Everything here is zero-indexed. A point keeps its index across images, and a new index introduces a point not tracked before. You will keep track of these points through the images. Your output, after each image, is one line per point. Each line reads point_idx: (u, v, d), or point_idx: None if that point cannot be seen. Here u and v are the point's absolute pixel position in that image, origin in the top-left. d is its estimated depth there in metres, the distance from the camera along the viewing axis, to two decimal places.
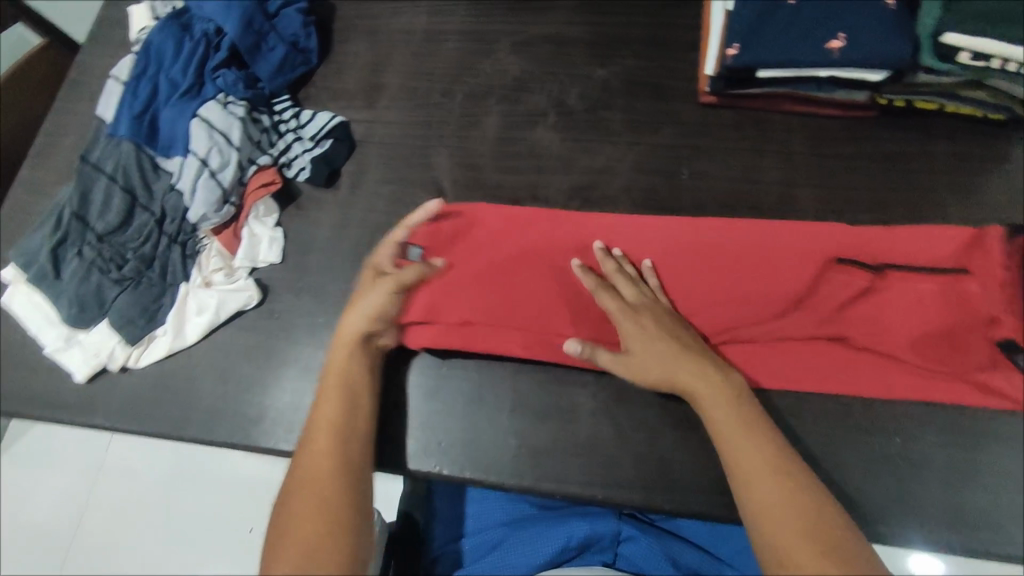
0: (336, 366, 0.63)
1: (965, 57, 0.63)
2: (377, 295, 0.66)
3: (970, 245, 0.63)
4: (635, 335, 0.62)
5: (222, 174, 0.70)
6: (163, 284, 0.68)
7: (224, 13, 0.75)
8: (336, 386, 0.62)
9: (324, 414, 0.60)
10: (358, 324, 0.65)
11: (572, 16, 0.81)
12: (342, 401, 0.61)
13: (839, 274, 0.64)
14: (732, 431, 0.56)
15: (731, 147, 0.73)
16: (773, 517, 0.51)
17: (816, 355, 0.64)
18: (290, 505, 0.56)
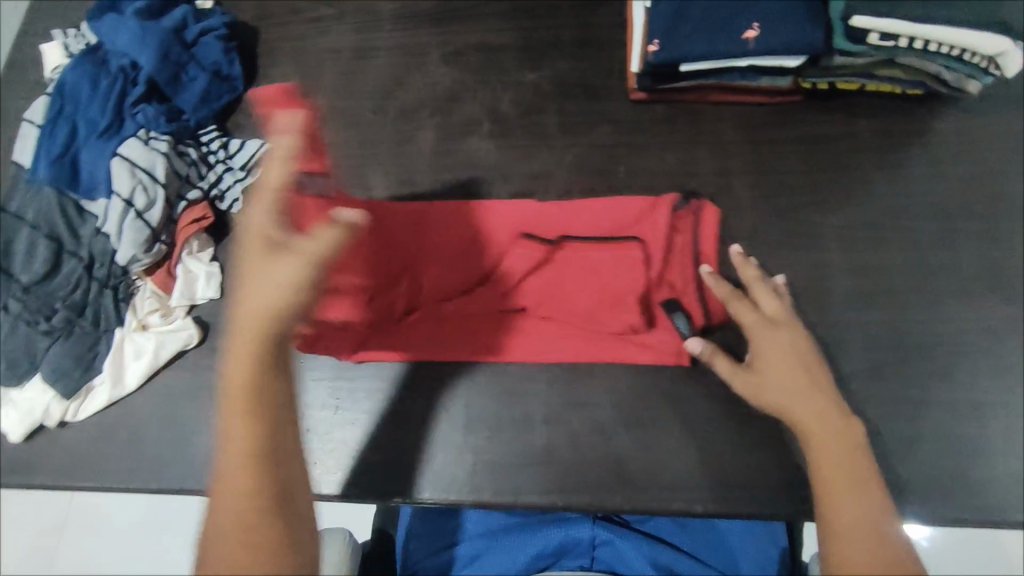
0: (239, 349, 0.53)
1: (875, 39, 0.62)
2: (280, 266, 0.52)
3: (645, 212, 0.68)
4: (770, 342, 0.60)
5: (150, 214, 0.66)
6: (96, 332, 0.67)
7: (138, 44, 0.71)
8: (245, 402, 0.53)
9: (247, 445, 0.52)
10: (257, 299, 0.52)
11: (499, 23, 0.79)
12: (249, 389, 0.53)
13: (522, 248, 0.67)
14: (842, 463, 0.54)
15: (664, 141, 0.72)
16: (845, 525, 0.52)
17: (495, 326, 0.67)
18: (212, 540, 0.51)
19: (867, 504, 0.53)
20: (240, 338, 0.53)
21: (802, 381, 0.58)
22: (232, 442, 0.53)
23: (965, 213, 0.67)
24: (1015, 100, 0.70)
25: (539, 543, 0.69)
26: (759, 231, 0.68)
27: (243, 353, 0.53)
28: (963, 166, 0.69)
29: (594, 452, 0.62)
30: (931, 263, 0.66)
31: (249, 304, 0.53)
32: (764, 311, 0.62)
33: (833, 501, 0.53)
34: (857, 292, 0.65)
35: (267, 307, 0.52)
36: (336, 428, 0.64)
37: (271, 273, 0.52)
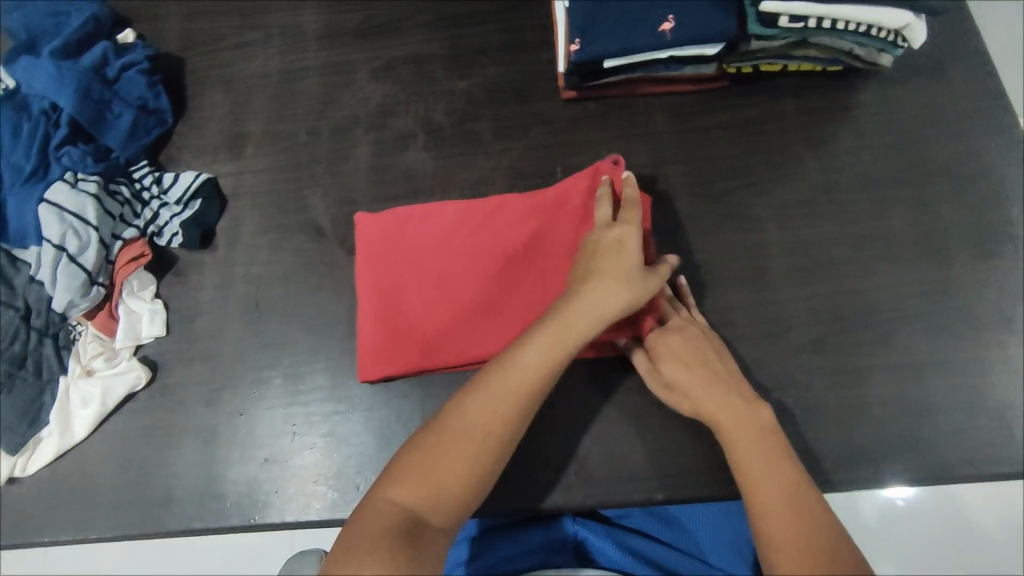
0: (537, 339, 0.55)
1: (785, 22, 0.63)
2: (642, 282, 0.57)
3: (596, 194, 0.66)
4: (668, 347, 0.60)
5: (84, 257, 0.65)
6: (39, 382, 0.65)
7: (55, 86, 0.69)
8: (541, 371, 0.54)
9: (513, 388, 0.54)
10: (603, 307, 0.56)
11: (427, 34, 0.79)
12: (544, 377, 0.54)
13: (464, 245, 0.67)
14: (761, 460, 0.54)
15: (598, 138, 0.73)
16: (774, 521, 0.51)
17: (445, 325, 0.64)
18: (435, 436, 0.52)
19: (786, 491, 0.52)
20: (556, 322, 0.56)
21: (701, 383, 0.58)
22: (506, 379, 0.54)
23: (891, 182, 0.69)
24: (927, 70, 0.72)
25: (521, 545, 0.67)
26: (697, 217, 0.69)
27: (546, 341, 0.55)
28: (885, 136, 0.71)
29: (553, 452, 0.62)
30: (862, 233, 0.68)
31: (587, 300, 0.56)
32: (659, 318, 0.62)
33: (758, 497, 0.53)
34: (795, 267, 0.67)
35: (588, 315, 0.56)
36: (295, 455, 0.63)
37: (616, 280, 0.57)
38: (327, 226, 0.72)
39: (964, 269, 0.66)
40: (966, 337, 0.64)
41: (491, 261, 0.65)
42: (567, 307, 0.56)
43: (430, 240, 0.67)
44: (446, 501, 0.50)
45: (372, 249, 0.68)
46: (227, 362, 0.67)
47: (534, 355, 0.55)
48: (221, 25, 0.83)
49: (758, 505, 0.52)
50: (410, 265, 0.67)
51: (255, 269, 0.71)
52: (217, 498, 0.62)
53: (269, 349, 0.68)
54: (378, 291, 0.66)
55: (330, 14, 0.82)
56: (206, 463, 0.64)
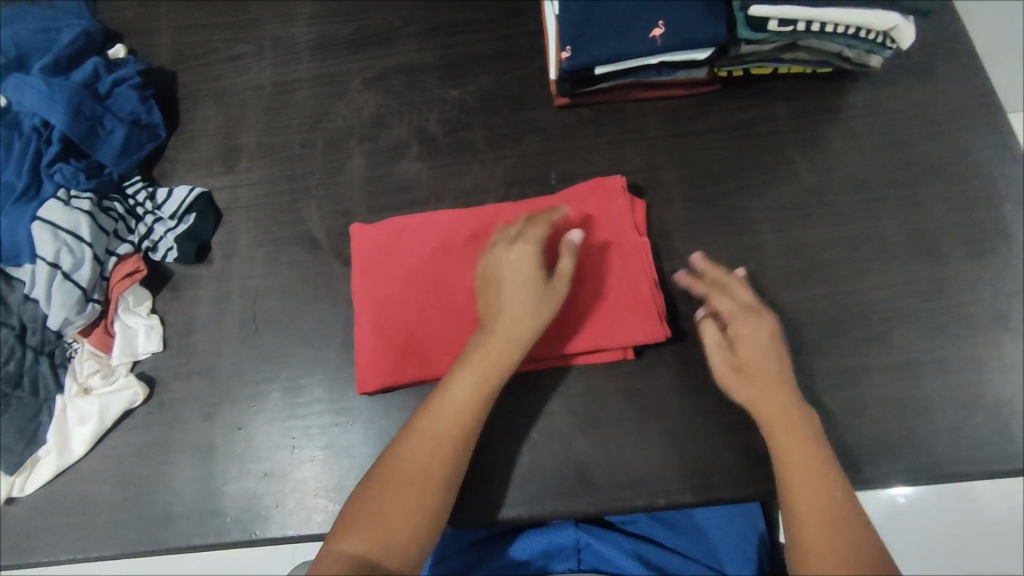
0: (463, 372, 0.59)
1: (774, 25, 0.63)
2: (546, 293, 0.60)
3: (602, 201, 0.68)
4: (747, 330, 0.61)
5: (78, 274, 0.65)
6: (36, 401, 0.65)
7: (46, 103, 0.69)
8: (466, 401, 0.58)
9: (445, 424, 0.57)
10: (517, 328, 0.59)
11: (419, 44, 0.80)
12: (475, 403, 0.58)
13: (460, 255, 0.67)
14: (799, 456, 0.56)
15: (592, 144, 0.73)
16: (804, 507, 0.54)
17: (442, 336, 0.65)
18: (376, 485, 0.55)
19: (819, 487, 0.54)
20: (474, 355, 0.59)
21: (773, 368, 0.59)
22: (434, 419, 0.57)
23: (884, 182, 0.70)
24: (917, 70, 0.73)
25: (524, 551, 0.68)
26: (692, 221, 0.69)
27: (469, 376, 0.58)
28: (876, 137, 0.71)
29: (553, 459, 0.62)
30: (856, 233, 0.68)
31: (502, 325, 0.59)
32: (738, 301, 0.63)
33: (791, 481, 0.55)
34: (791, 269, 0.67)
35: (505, 337, 0.59)
36: (294, 468, 0.63)
37: (526, 298, 0.60)
38: (322, 237, 0.72)
39: (957, 267, 0.66)
40: (961, 336, 0.64)
41: None
42: (482, 342, 0.60)
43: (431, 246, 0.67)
44: (397, 542, 0.52)
45: (372, 260, 0.68)
46: (225, 376, 0.67)
47: (460, 391, 0.58)
48: (213, 38, 0.83)
49: (789, 488, 0.55)
50: (412, 272, 0.67)
51: (251, 281, 0.71)
52: (216, 514, 0.62)
53: (267, 363, 0.67)
54: (380, 303, 0.66)
55: (322, 26, 0.82)
56: (205, 479, 0.63)
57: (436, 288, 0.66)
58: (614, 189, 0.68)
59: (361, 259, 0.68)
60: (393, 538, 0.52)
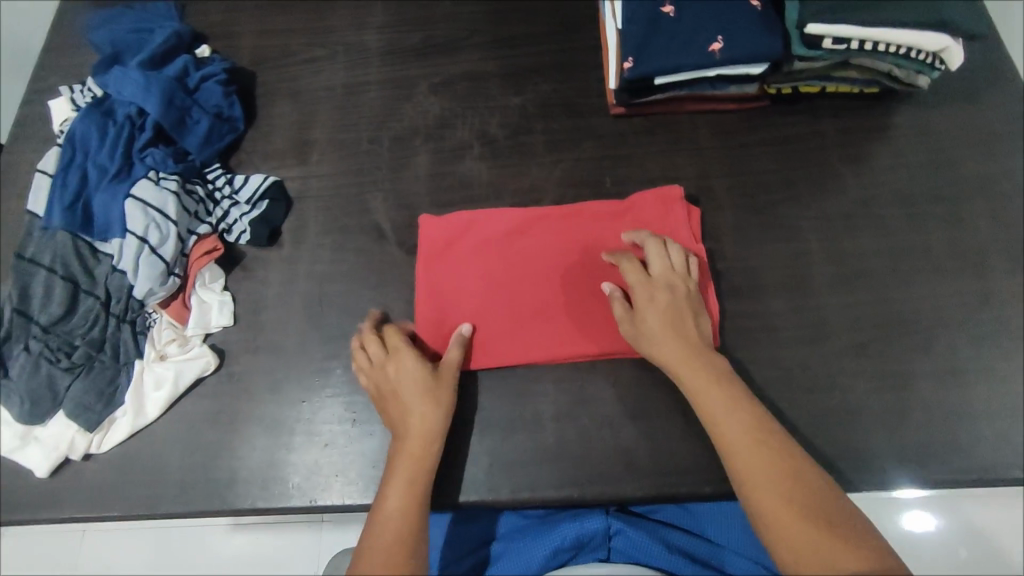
0: (392, 483, 0.59)
1: (829, 43, 0.67)
2: (429, 382, 0.63)
3: (666, 202, 0.72)
4: (653, 298, 0.64)
5: (163, 249, 0.69)
6: (116, 365, 0.69)
7: (142, 93, 0.75)
8: (405, 506, 0.57)
9: (394, 534, 0.56)
10: (425, 415, 0.61)
11: (482, 54, 0.85)
12: (413, 501, 0.58)
13: (524, 253, 0.71)
14: (724, 406, 0.58)
15: (646, 152, 0.77)
16: (757, 482, 0.54)
17: (503, 325, 0.68)
18: None
19: (756, 437, 0.56)
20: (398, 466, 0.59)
21: (668, 331, 0.62)
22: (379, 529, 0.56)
23: (929, 197, 0.72)
24: (961, 94, 0.76)
25: (554, 540, 0.68)
26: (741, 226, 0.72)
27: (396, 485, 0.58)
28: (923, 155, 0.74)
29: (603, 445, 0.64)
30: (903, 244, 0.70)
31: (411, 430, 0.61)
32: (652, 271, 0.66)
33: (736, 463, 0.56)
34: (838, 275, 0.69)
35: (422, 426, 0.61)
36: (354, 441, 0.67)
37: (417, 393, 0.62)
38: (387, 228, 0.76)
39: (1002, 281, 0.68)
40: (1007, 347, 0.66)
41: (550, 266, 0.70)
42: (401, 445, 0.60)
43: (503, 241, 0.72)
44: None
45: (448, 248, 0.72)
46: (291, 351, 0.71)
47: (393, 498, 0.58)
48: (290, 43, 0.89)
49: (736, 466, 0.56)
50: (485, 262, 0.71)
51: (318, 266, 0.75)
52: (281, 479, 0.66)
53: (331, 342, 0.71)
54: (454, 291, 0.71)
55: (392, 34, 0.88)
56: (270, 447, 0.67)
57: (498, 282, 0.70)
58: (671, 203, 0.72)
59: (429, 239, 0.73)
60: None
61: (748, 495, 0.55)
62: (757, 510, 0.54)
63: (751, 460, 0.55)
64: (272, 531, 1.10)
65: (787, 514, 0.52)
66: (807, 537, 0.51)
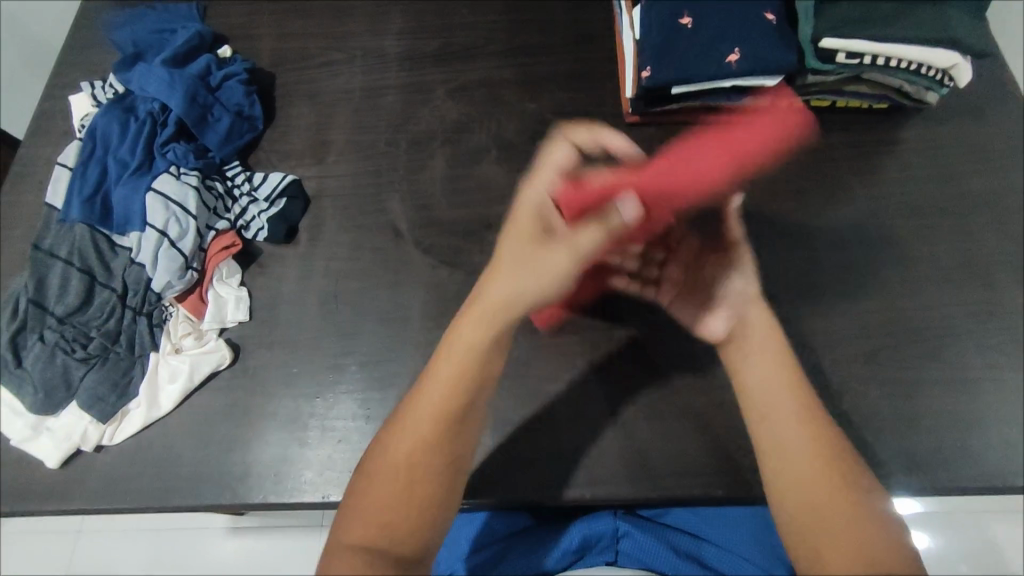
0: (445, 364, 0.57)
1: (842, 57, 0.69)
2: (547, 263, 0.56)
3: None
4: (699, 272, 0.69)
5: (182, 243, 0.70)
6: (131, 357, 0.69)
7: (167, 90, 0.76)
8: (452, 389, 0.56)
9: (427, 418, 0.55)
10: (518, 294, 0.57)
11: (500, 61, 0.87)
12: (462, 385, 0.56)
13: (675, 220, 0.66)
14: (774, 381, 0.58)
15: (660, 159, 0.78)
16: (784, 453, 0.55)
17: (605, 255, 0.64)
18: (364, 484, 0.53)
19: (798, 417, 0.56)
20: (456, 354, 0.57)
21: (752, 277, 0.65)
22: (420, 407, 0.55)
23: (937, 210, 0.74)
24: (967, 111, 0.78)
25: (563, 541, 0.68)
26: (754, 233, 0.74)
27: (450, 364, 0.57)
28: (931, 169, 0.76)
29: (617, 447, 0.65)
30: (912, 254, 0.72)
31: (496, 303, 0.58)
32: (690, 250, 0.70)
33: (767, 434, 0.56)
34: (849, 284, 0.71)
35: (527, 307, 0.58)
36: (367, 437, 0.67)
37: (536, 271, 0.57)
38: (403, 228, 0.77)
39: (1009, 293, 0.69)
40: (1014, 356, 0.67)
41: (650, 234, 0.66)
42: (469, 318, 0.58)
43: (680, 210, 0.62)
44: (400, 537, 0.51)
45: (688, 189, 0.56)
46: (306, 348, 0.71)
47: (440, 379, 0.56)
48: (310, 46, 0.91)
49: (766, 436, 0.56)
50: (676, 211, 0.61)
51: (334, 264, 0.76)
52: (293, 474, 0.66)
53: (346, 339, 0.72)
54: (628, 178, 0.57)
55: (410, 40, 0.89)
56: (284, 442, 0.67)
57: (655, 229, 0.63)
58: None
59: (730, 154, 0.55)
60: (393, 530, 0.51)
61: (774, 470, 0.55)
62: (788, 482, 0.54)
63: (788, 434, 0.55)
64: (271, 536, 1.09)
65: (820, 491, 0.53)
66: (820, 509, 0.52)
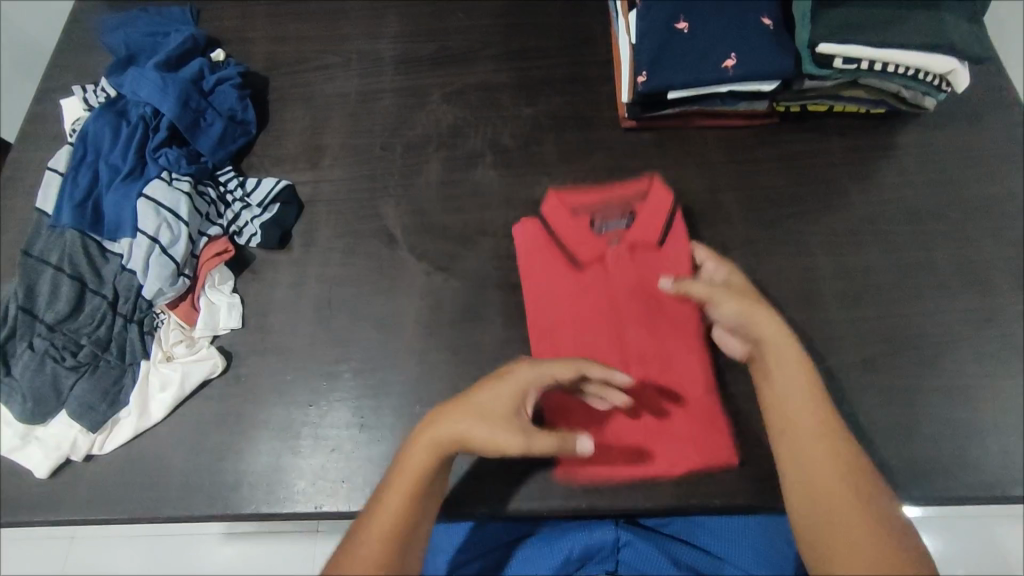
0: (393, 491, 0.55)
1: (839, 63, 0.69)
2: (508, 436, 0.56)
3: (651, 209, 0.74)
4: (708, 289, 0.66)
5: (174, 249, 0.69)
6: (122, 365, 0.68)
7: (159, 95, 0.75)
8: (400, 518, 0.54)
9: (377, 546, 0.53)
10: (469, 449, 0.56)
11: (496, 65, 0.86)
12: (410, 515, 0.54)
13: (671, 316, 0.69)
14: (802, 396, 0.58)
15: (656, 165, 0.78)
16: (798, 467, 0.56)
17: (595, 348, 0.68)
18: None
19: (825, 434, 0.56)
20: (407, 485, 0.55)
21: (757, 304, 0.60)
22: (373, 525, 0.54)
23: (934, 215, 0.73)
24: (964, 116, 0.78)
25: (562, 551, 0.68)
26: (751, 240, 0.73)
27: (402, 482, 0.55)
28: (928, 175, 0.75)
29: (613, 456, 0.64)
30: (910, 261, 0.71)
31: (448, 451, 0.56)
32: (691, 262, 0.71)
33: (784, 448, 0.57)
34: (846, 290, 0.70)
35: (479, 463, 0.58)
36: (361, 446, 0.66)
37: (497, 440, 0.56)
38: (397, 233, 0.77)
39: (1008, 300, 0.69)
40: (1013, 364, 0.66)
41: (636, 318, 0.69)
42: (425, 453, 0.56)
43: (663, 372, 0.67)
44: None
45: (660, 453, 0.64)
46: (299, 356, 0.71)
47: (392, 504, 0.54)
48: (305, 49, 0.90)
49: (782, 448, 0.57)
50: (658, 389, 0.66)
51: (328, 270, 0.75)
52: (286, 484, 0.65)
53: (340, 346, 0.71)
54: (598, 429, 0.65)
55: (406, 44, 0.89)
56: (277, 451, 0.67)
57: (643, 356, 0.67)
58: (644, 203, 0.75)
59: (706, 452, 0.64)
60: None
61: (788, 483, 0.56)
62: (817, 497, 0.54)
63: (803, 442, 0.56)
64: (267, 540, 1.08)
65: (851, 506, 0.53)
66: (827, 528, 0.53)
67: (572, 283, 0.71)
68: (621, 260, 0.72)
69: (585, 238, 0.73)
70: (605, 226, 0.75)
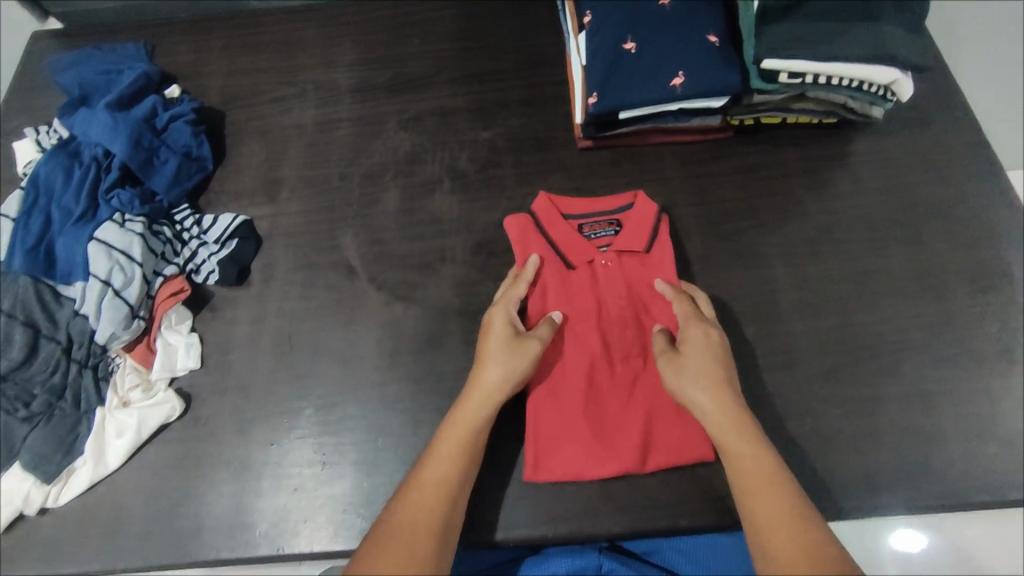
0: (451, 429, 0.60)
1: (785, 77, 0.69)
2: (521, 352, 0.62)
3: (642, 217, 0.72)
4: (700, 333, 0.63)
5: (128, 292, 0.68)
6: (77, 413, 0.66)
7: (109, 133, 0.74)
8: (453, 457, 0.59)
9: (435, 483, 0.57)
10: (499, 380, 0.61)
11: (451, 90, 0.86)
12: (461, 458, 0.59)
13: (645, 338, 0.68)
14: (758, 470, 0.56)
15: (613, 183, 0.78)
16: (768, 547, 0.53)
17: (573, 357, 0.67)
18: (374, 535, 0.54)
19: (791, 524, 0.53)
20: (457, 428, 0.60)
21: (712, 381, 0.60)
22: (429, 466, 0.58)
23: (890, 223, 0.74)
24: (913, 121, 0.79)
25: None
26: (710, 255, 0.73)
27: (457, 427, 0.60)
28: (882, 181, 0.76)
29: (576, 484, 0.64)
30: (867, 269, 0.72)
31: (480, 389, 0.61)
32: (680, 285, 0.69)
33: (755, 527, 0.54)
34: (805, 302, 0.70)
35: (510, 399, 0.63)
36: (324, 484, 0.65)
37: (515, 364, 0.62)
38: (357, 264, 0.76)
39: (962, 304, 0.69)
40: (971, 368, 0.67)
41: (614, 332, 0.68)
42: (468, 394, 0.62)
43: (631, 390, 0.66)
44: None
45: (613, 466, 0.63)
46: (260, 393, 0.70)
47: (448, 444, 0.59)
48: (260, 82, 0.90)
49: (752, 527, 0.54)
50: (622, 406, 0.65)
51: (288, 304, 0.74)
52: (247, 527, 0.64)
53: (300, 381, 0.70)
54: (579, 433, 0.64)
55: (362, 71, 0.89)
56: (237, 493, 0.65)
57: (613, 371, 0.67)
58: (636, 206, 0.73)
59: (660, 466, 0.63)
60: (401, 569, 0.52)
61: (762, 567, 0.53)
62: None
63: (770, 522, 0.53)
64: None
65: None
66: None
67: (560, 286, 0.70)
68: (611, 266, 0.71)
69: (576, 239, 0.71)
70: (593, 233, 0.74)
